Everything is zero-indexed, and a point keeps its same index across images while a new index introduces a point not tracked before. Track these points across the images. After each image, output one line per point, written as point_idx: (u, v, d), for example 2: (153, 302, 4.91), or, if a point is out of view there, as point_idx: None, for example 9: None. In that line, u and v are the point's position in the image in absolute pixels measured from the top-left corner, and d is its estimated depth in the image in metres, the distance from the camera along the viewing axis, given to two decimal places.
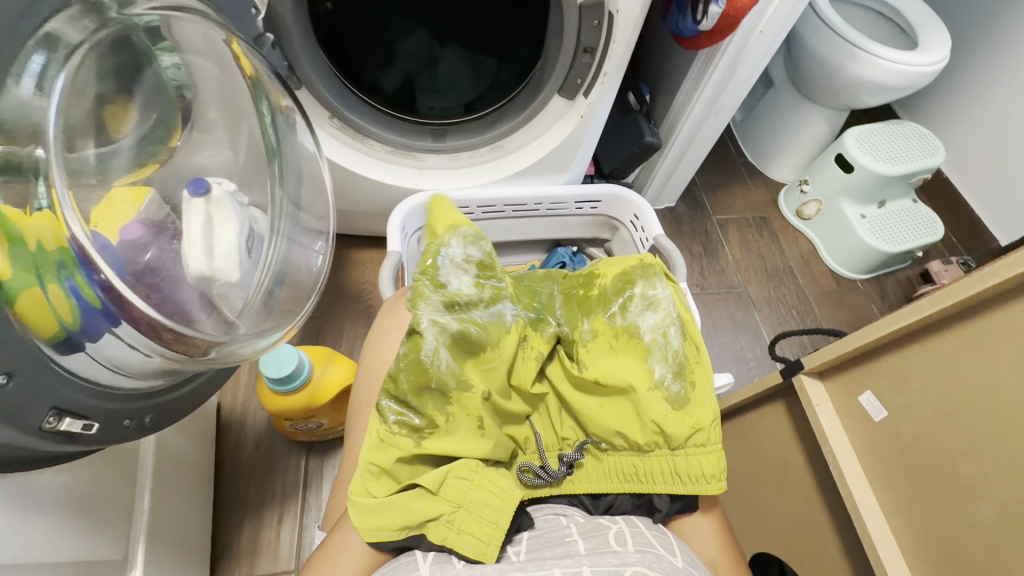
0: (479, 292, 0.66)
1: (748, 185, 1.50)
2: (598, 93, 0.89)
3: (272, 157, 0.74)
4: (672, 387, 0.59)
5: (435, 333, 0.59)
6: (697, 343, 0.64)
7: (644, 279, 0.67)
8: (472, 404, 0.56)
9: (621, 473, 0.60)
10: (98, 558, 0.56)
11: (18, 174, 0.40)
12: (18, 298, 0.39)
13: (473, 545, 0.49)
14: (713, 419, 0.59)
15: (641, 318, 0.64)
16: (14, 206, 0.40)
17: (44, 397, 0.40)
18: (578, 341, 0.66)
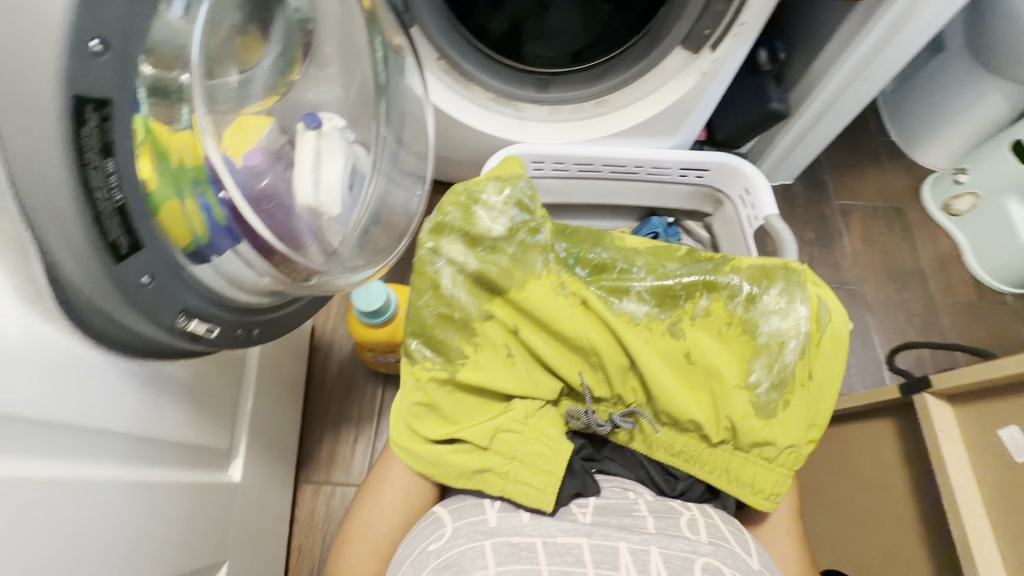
0: (507, 235, 0.63)
1: (884, 169, 1.30)
2: (727, 46, 0.80)
3: (380, 95, 0.77)
4: (765, 394, 0.57)
5: (450, 275, 0.61)
6: (825, 360, 0.59)
7: (786, 283, 0.62)
8: (500, 339, 0.59)
9: (669, 449, 0.57)
10: (208, 443, 0.64)
11: (168, 98, 0.43)
12: (161, 209, 0.43)
13: (530, 495, 0.50)
14: (788, 447, 0.56)
15: (763, 320, 0.60)
16: (162, 123, 0.43)
17: (175, 301, 0.45)
18: (673, 310, 0.63)
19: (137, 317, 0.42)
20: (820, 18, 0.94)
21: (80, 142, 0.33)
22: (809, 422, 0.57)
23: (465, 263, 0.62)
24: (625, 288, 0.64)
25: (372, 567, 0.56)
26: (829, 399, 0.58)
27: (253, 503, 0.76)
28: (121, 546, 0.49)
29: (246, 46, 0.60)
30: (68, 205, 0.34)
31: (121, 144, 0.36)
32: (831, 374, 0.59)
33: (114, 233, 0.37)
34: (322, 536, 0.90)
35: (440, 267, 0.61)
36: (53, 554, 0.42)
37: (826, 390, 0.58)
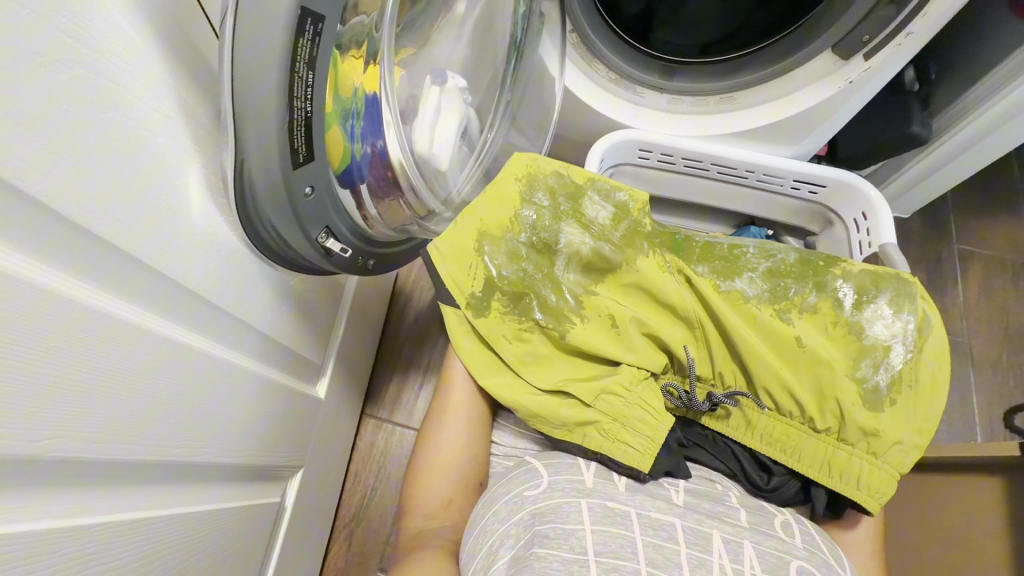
0: (612, 224, 0.64)
1: (1019, 220, 1.18)
2: (885, 56, 0.75)
3: (514, 53, 0.84)
4: (873, 388, 0.56)
5: (566, 256, 0.63)
6: (938, 366, 0.57)
7: (897, 290, 0.60)
8: (613, 304, 0.60)
9: (767, 437, 0.57)
10: (308, 357, 0.70)
11: (352, 34, 0.47)
12: (328, 130, 0.47)
13: (630, 455, 0.52)
14: (896, 444, 0.54)
15: (871, 322, 0.59)
16: (348, 63, 0.49)
17: (322, 217, 0.49)
18: (782, 298, 0.63)
19: (291, 221, 0.45)
20: None
21: (295, 50, 0.37)
22: (917, 422, 0.55)
23: (565, 239, 0.63)
24: (737, 270, 0.64)
25: (452, 490, 0.60)
26: (937, 400, 0.55)
27: (330, 423, 0.82)
28: (240, 428, 0.55)
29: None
30: (271, 109, 0.38)
31: (321, 60, 0.39)
32: (938, 385, 0.56)
33: (297, 140, 0.41)
34: (378, 468, 0.96)
35: (523, 240, 0.63)
36: (196, 420, 0.47)
37: (936, 394, 0.56)
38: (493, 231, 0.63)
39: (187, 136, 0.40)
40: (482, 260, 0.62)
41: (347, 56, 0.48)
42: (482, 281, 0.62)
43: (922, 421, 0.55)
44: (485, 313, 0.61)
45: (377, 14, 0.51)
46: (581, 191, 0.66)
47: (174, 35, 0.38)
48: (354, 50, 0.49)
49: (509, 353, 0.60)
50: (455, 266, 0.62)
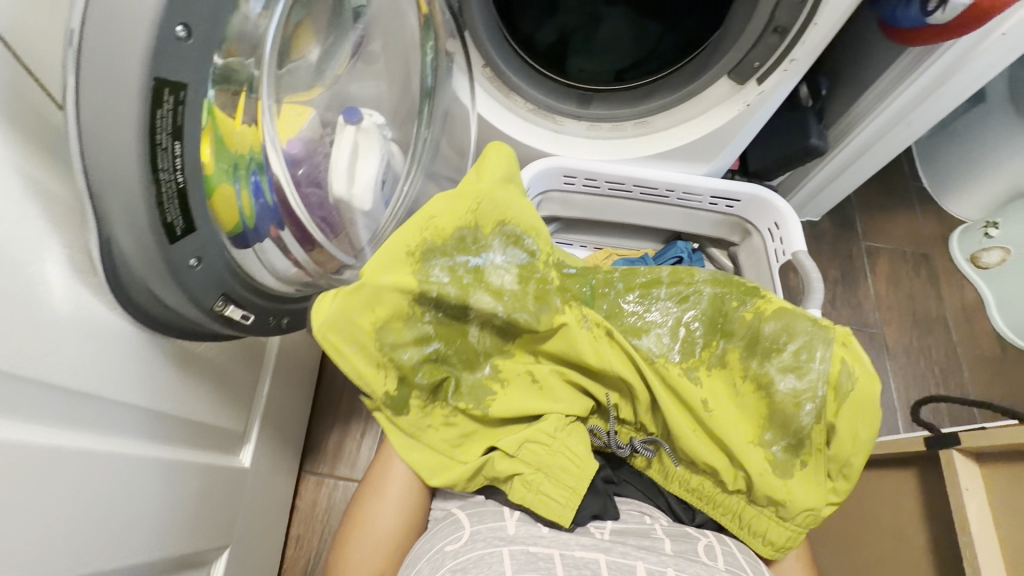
0: (522, 288, 0.61)
1: (915, 216, 1.28)
2: (775, 80, 0.80)
3: (425, 98, 0.79)
4: (778, 453, 0.58)
5: (479, 321, 0.60)
6: (865, 425, 0.56)
7: (808, 341, 0.59)
8: (530, 386, 0.60)
9: (685, 485, 0.60)
10: (226, 427, 0.65)
11: (236, 80, 0.43)
12: (214, 193, 0.43)
13: (553, 510, 0.52)
14: (807, 510, 0.56)
15: (780, 375, 0.58)
16: (227, 113, 0.44)
17: (217, 285, 0.45)
18: (691, 354, 0.63)
19: (182, 297, 0.42)
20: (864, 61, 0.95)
21: (154, 122, 0.34)
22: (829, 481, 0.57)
23: (475, 312, 0.59)
24: (644, 328, 0.64)
25: (382, 560, 0.56)
26: (858, 465, 0.56)
27: (262, 490, 0.76)
28: (144, 522, 0.50)
29: (299, 32, 0.59)
30: (138, 184, 0.34)
31: (190, 128, 0.36)
32: (861, 444, 0.56)
33: (172, 216, 0.38)
34: (322, 528, 0.90)
35: (430, 321, 0.58)
36: (85, 526, 0.42)
37: (855, 457, 0.57)
38: (394, 318, 0.56)
39: (42, 218, 0.36)
40: (387, 358, 0.57)
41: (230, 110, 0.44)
42: (396, 380, 0.57)
43: (836, 479, 0.58)
44: (405, 410, 0.58)
45: (257, 55, 0.46)
46: (482, 268, 0.60)
47: (13, 114, 0.34)
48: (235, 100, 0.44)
49: (433, 440, 0.59)
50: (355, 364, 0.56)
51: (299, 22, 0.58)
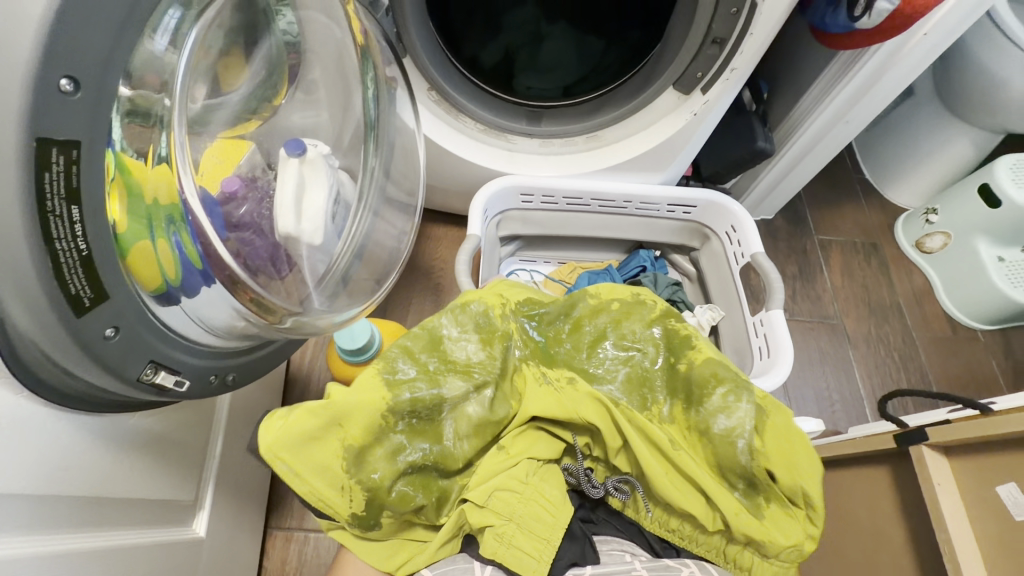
0: (487, 354, 0.61)
1: (860, 207, 1.34)
2: (719, 89, 0.81)
3: (369, 131, 0.73)
4: (743, 497, 0.58)
5: (452, 416, 0.59)
6: (791, 443, 0.58)
7: (733, 383, 0.60)
8: (495, 463, 0.57)
9: (665, 525, 0.59)
10: (173, 498, 0.59)
11: (147, 119, 0.40)
12: (130, 252, 0.40)
13: (524, 560, 0.52)
14: (792, 548, 0.55)
15: (712, 418, 0.60)
16: (136, 157, 0.40)
17: (143, 352, 0.41)
18: (646, 405, 0.63)
19: (99, 374, 0.38)
20: (800, 64, 0.98)
21: (42, 187, 0.30)
22: (795, 511, 0.57)
23: (448, 405, 0.58)
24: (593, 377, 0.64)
25: None
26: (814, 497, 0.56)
27: (222, 558, 0.70)
28: None
29: (227, 64, 0.56)
30: (26, 256, 0.30)
31: (89, 189, 0.33)
32: (802, 475, 0.57)
33: (77, 286, 0.34)
34: None
35: (403, 430, 0.56)
36: None
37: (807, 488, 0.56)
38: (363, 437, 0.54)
39: None
40: (355, 483, 0.53)
41: (145, 159, 0.41)
42: (362, 503, 0.54)
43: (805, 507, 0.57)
44: (373, 528, 0.55)
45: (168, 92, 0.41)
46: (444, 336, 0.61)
47: None
48: (147, 135, 0.41)
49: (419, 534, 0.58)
50: (327, 492, 0.53)
51: (225, 53, 0.55)
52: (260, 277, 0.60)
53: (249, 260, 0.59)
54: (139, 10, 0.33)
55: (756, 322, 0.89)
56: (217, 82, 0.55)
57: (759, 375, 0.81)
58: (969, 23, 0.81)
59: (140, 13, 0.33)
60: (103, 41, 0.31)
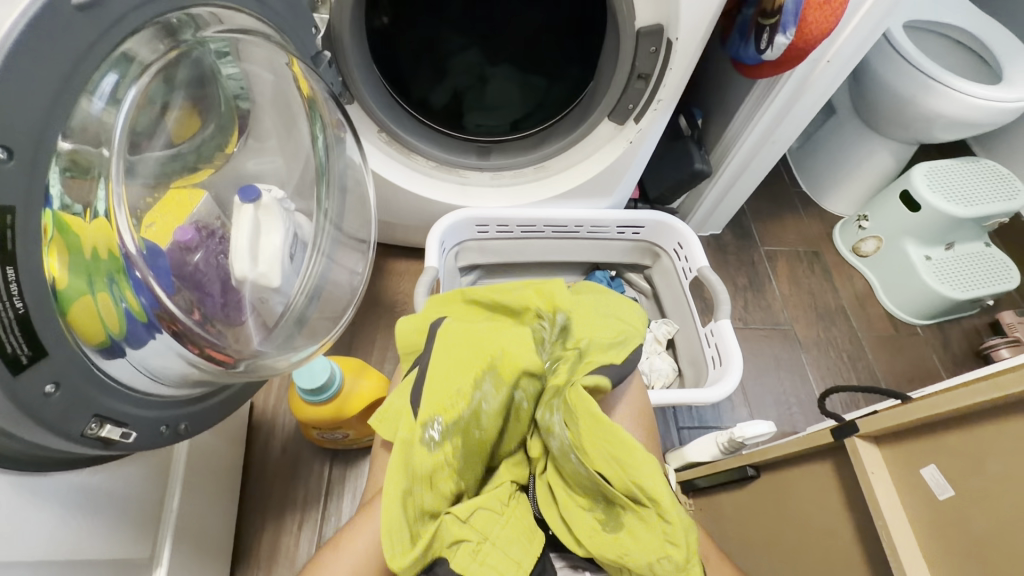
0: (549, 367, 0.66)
1: (801, 217, 1.42)
2: (650, 118, 0.86)
3: (322, 176, 0.77)
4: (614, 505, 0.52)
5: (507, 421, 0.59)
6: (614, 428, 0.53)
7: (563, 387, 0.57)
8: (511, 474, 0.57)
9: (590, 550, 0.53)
10: (127, 557, 0.57)
11: (86, 174, 0.42)
12: (71, 307, 0.41)
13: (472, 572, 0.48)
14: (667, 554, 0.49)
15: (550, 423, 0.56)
16: (77, 213, 0.42)
17: (86, 408, 0.41)
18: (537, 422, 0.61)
19: (37, 432, 0.38)
20: (728, 92, 1.06)
21: None
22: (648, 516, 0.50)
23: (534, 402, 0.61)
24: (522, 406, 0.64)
25: None
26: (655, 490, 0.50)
27: None
28: None
29: (181, 119, 0.58)
30: None
31: (25, 250, 0.34)
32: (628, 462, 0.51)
33: (14, 345, 0.34)
34: None
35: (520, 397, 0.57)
36: None
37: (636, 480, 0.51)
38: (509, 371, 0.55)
39: None
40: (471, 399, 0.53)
41: (84, 214, 0.43)
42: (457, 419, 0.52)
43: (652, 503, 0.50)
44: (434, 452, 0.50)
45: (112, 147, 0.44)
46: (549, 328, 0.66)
47: None
48: (84, 187, 0.42)
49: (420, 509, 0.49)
50: (448, 402, 0.52)
51: (173, 109, 0.56)
52: (220, 323, 0.62)
53: (202, 308, 0.60)
54: (76, 78, 0.35)
55: (707, 332, 0.93)
56: (167, 136, 0.57)
57: (713, 384, 0.85)
58: (870, 45, 0.89)
59: (76, 81, 0.35)
60: (38, 109, 0.33)
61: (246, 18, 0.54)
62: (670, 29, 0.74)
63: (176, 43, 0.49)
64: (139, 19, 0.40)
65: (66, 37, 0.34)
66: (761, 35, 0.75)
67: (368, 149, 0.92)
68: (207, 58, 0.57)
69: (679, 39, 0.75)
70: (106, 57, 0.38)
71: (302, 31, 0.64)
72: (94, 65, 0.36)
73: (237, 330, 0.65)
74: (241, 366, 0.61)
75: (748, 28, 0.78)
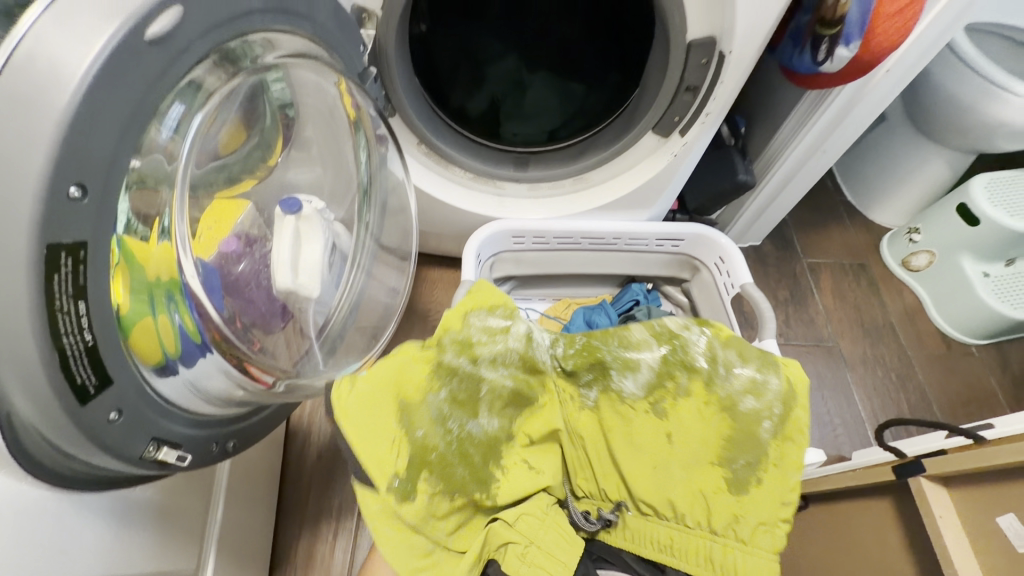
0: (559, 356, 0.66)
1: (845, 228, 1.37)
2: (696, 131, 0.84)
3: (364, 195, 0.78)
4: (738, 474, 0.60)
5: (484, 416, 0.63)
6: (793, 441, 0.60)
7: (484, 343, 0.63)
8: (522, 478, 0.64)
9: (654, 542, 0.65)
10: (174, 568, 0.58)
11: (151, 204, 0.43)
12: (133, 332, 0.41)
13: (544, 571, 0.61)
14: (761, 526, 0.59)
15: (623, 378, 0.64)
16: (141, 238, 0.42)
17: (146, 430, 0.42)
18: (659, 385, 0.64)
19: (100, 457, 0.39)
20: (773, 99, 1.03)
21: (51, 287, 0.32)
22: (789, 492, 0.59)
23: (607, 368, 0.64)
24: (574, 373, 0.66)
25: None
26: (794, 461, 0.59)
27: None
28: None
29: (228, 129, 0.57)
30: (34, 353, 0.31)
31: (94, 282, 0.34)
32: (788, 464, 0.60)
33: (82, 375, 0.35)
34: None
35: (484, 371, 0.63)
36: None
37: (793, 474, 0.59)
38: (403, 396, 0.58)
39: None
40: (402, 436, 0.56)
41: (148, 235, 0.43)
42: (406, 454, 0.56)
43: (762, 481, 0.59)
44: (410, 496, 0.55)
45: (177, 170, 0.45)
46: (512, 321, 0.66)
47: None
48: (147, 215, 0.43)
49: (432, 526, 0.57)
50: (387, 459, 0.55)
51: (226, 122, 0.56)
52: (255, 332, 0.62)
53: (244, 317, 0.61)
54: (145, 106, 0.35)
55: None
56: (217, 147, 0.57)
57: None
58: (932, 54, 0.84)
59: (143, 113, 0.35)
60: (108, 146, 0.33)
61: (298, 42, 0.54)
62: (723, 41, 0.71)
63: (237, 68, 0.49)
64: (202, 48, 0.39)
65: (135, 71, 0.34)
66: (819, 45, 0.71)
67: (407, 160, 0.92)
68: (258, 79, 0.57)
69: (732, 51, 0.72)
70: (175, 85, 0.39)
71: (349, 47, 0.63)
72: (162, 94, 0.36)
73: (274, 338, 0.66)
74: (280, 387, 0.62)
75: (803, 36, 0.74)
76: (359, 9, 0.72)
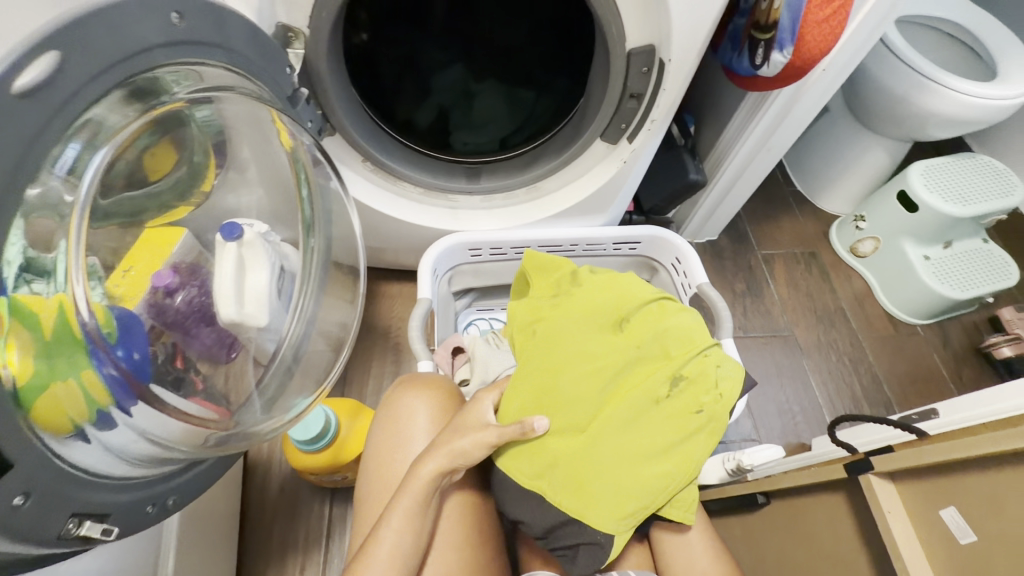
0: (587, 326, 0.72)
1: (796, 218, 1.41)
2: (643, 138, 0.84)
3: (308, 233, 0.74)
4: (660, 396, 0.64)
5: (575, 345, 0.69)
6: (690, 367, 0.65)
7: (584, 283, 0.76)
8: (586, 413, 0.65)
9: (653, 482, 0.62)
10: None
11: (42, 265, 0.39)
12: (38, 399, 0.37)
13: (600, 516, 0.60)
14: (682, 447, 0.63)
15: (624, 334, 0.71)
16: (34, 296, 0.38)
17: (65, 506, 0.39)
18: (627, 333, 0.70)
19: (8, 545, 0.35)
20: (720, 99, 1.04)
21: None
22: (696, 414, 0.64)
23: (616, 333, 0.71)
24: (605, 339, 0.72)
25: None
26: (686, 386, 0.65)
27: None
28: None
29: (152, 156, 0.52)
30: None
31: None
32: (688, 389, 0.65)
33: None
34: None
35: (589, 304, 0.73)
36: None
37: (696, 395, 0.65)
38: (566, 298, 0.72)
39: None
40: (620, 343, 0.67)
41: (41, 289, 0.39)
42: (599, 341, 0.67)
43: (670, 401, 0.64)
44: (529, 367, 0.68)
45: (80, 223, 0.41)
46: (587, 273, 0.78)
47: None
48: (40, 274, 0.39)
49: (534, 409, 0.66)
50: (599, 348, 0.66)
51: (147, 155, 0.51)
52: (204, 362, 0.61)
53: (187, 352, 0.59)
54: (29, 161, 0.32)
55: None
56: (142, 178, 0.52)
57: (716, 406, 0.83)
58: (865, 52, 0.87)
59: (25, 172, 0.32)
60: None
61: (219, 72, 0.51)
62: (661, 49, 0.71)
63: (154, 104, 0.46)
64: (96, 91, 0.36)
65: (11, 127, 0.30)
66: (756, 50, 0.73)
67: (354, 178, 0.89)
68: (184, 112, 0.53)
69: (672, 60, 0.71)
70: (66, 132, 0.35)
71: (275, 70, 0.60)
72: (47, 147, 0.33)
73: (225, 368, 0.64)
74: (213, 440, 0.58)
75: (741, 39, 0.76)
76: (284, 28, 0.68)
